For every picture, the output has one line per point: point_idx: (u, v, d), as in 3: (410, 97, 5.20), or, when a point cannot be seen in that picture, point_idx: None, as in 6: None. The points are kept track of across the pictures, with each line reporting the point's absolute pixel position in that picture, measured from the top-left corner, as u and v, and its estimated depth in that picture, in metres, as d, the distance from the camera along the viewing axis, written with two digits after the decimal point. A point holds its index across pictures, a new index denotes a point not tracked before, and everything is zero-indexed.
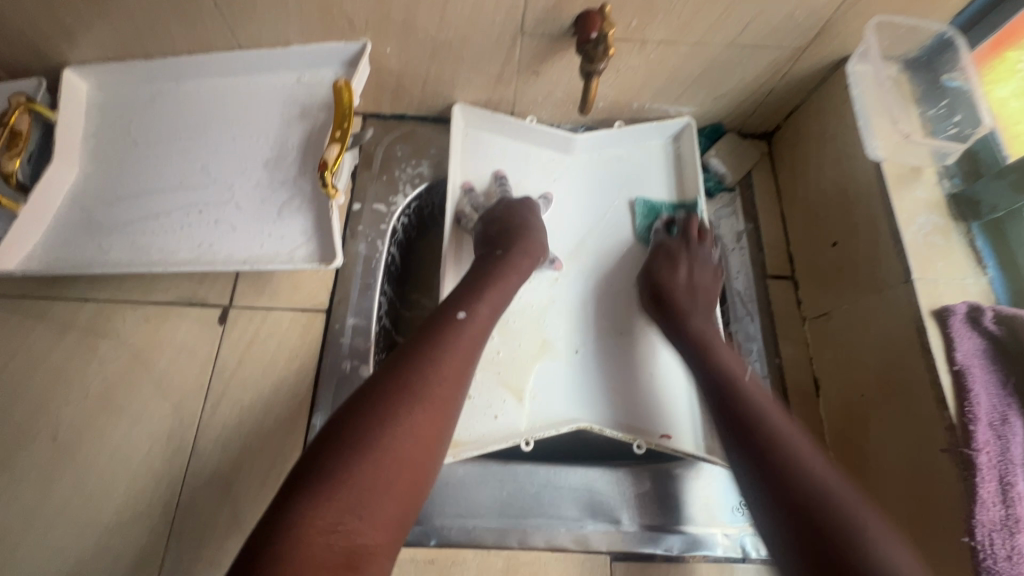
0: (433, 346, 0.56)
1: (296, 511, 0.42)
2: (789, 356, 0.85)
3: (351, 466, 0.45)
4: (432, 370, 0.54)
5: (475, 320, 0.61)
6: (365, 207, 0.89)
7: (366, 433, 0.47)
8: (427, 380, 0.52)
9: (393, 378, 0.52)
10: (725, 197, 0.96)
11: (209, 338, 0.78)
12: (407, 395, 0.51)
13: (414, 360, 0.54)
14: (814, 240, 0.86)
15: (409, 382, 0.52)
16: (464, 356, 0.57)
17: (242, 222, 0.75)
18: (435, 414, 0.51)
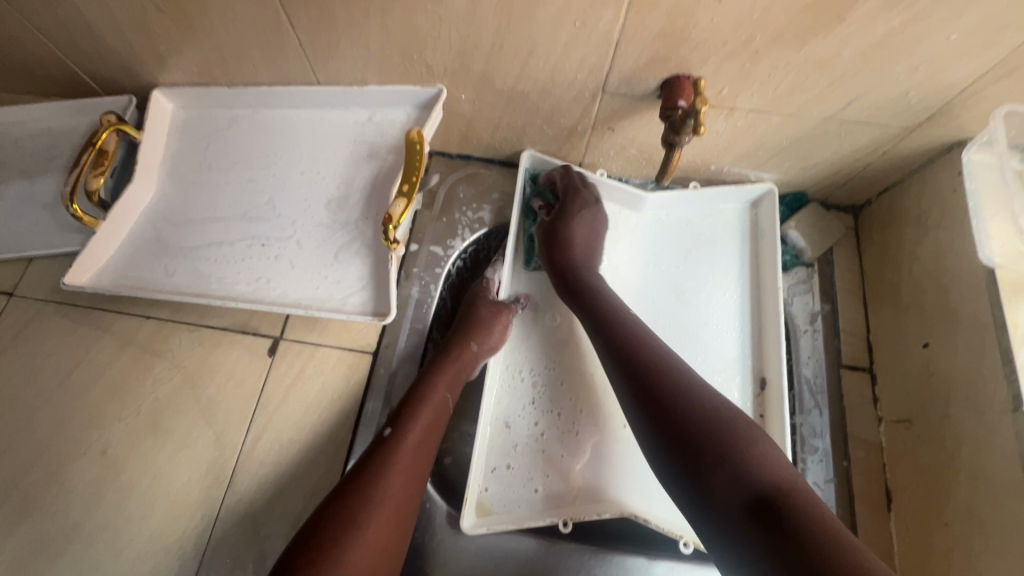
0: (363, 487, 0.56)
1: None
2: (860, 461, 0.77)
3: None
4: (356, 499, 0.55)
5: (408, 443, 0.61)
6: (422, 248, 0.88)
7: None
8: (356, 542, 0.53)
9: (314, 541, 0.52)
10: (802, 272, 0.89)
11: (257, 368, 0.79)
12: (327, 564, 0.50)
13: (340, 519, 0.54)
14: (901, 336, 0.78)
15: (330, 550, 0.51)
16: (404, 491, 0.58)
17: (301, 260, 0.75)
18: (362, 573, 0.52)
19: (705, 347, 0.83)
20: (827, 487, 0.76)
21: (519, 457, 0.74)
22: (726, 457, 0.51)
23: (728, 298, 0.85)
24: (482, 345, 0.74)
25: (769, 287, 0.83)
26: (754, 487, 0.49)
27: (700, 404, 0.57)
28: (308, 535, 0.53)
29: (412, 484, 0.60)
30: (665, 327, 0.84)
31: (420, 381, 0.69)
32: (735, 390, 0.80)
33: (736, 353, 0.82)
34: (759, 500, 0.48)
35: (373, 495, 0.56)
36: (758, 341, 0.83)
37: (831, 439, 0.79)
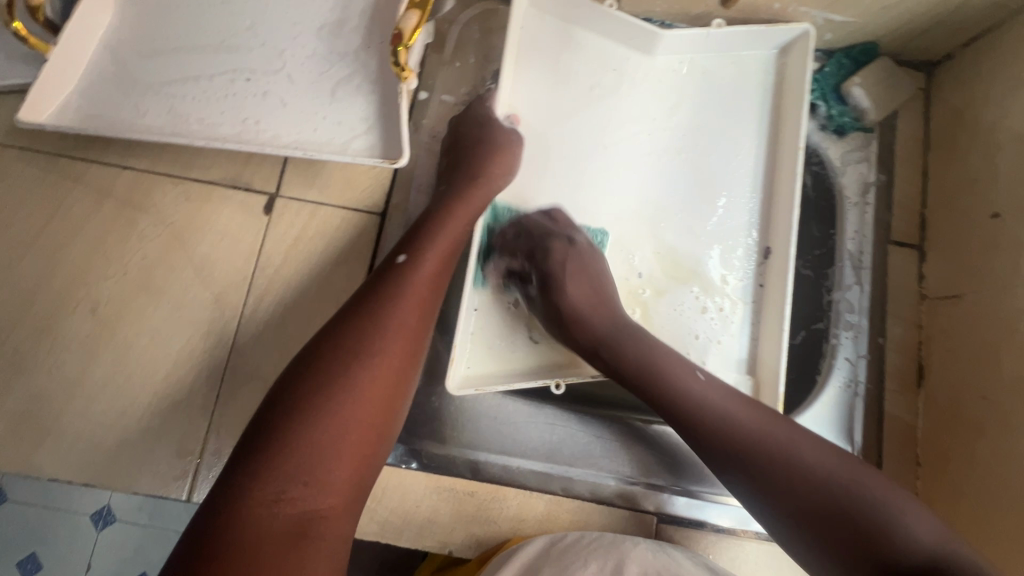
0: (370, 310, 0.49)
1: (234, 486, 0.40)
2: (896, 337, 0.74)
3: (268, 440, 0.42)
4: (366, 323, 0.48)
5: (423, 268, 0.53)
6: (432, 98, 0.77)
7: (290, 424, 0.42)
8: (372, 355, 0.46)
9: (324, 350, 0.46)
10: (859, 138, 0.79)
11: (253, 226, 0.72)
12: (338, 376, 0.44)
13: (351, 332, 0.47)
14: (964, 207, 0.71)
15: (339, 366, 0.45)
16: (416, 318, 0.51)
17: (293, 99, 0.64)
18: (379, 388, 0.46)
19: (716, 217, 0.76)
20: (859, 362, 0.74)
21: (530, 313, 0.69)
22: (791, 472, 0.48)
23: (745, 160, 0.77)
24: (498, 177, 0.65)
25: (785, 144, 0.75)
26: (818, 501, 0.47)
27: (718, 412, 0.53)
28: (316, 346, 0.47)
29: (427, 308, 0.52)
30: (683, 192, 0.77)
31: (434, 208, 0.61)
32: (743, 261, 0.75)
33: (750, 223, 0.76)
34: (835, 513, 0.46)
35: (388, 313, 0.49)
36: (766, 209, 0.76)
37: (868, 316, 0.75)
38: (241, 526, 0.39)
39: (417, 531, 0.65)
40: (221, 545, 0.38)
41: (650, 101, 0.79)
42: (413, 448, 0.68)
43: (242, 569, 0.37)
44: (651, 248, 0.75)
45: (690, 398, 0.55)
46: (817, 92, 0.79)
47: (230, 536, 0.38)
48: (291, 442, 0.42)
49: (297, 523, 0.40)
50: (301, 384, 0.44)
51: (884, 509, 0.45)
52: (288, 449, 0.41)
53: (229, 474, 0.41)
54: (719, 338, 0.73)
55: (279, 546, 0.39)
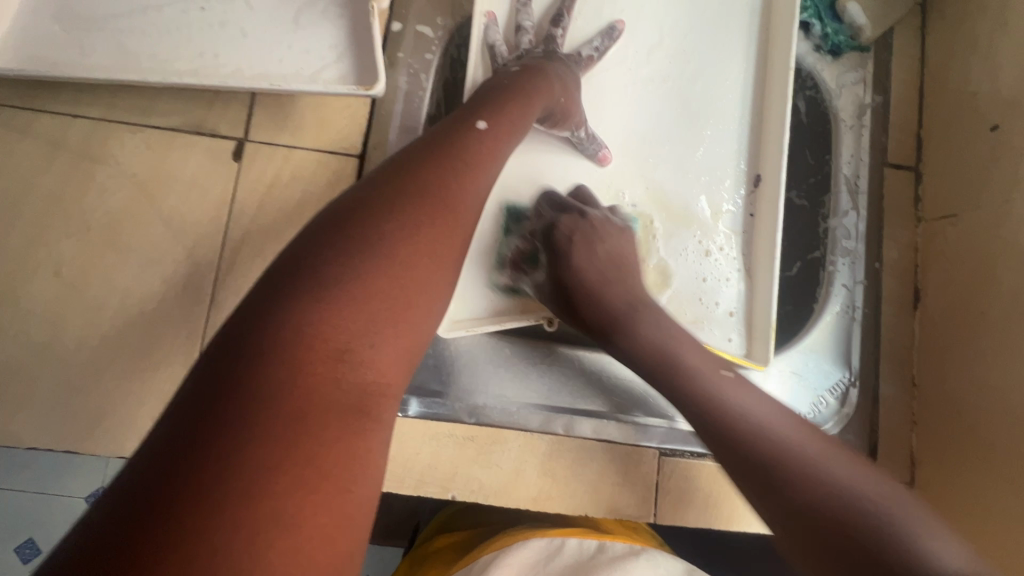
0: (450, 161, 0.43)
1: (291, 322, 0.33)
2: (893, 262, 0.73)
3: (333, 276, 0.35)
4: (449, 176, 0.42)
5: (502, 140, 0.49)
6: (407, 29, 0.72)
7: (347, 266, 0.36)
8: (437, 210, 0.40)
9: (383, 194, 0.39)
10: (855, 58, 0.76)
11: (223, 175, 0.67)
12: (403, 226, 0.38)
13: (412, 182, 0.41)
14: (962, 124, 0.69)
15: (416, 208, 0.39)
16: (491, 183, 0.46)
17: (255, 28, 0.58)
18: (446, 249, 0.40)
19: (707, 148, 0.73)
20: (857, 288, 0.73)
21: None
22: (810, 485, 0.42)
23: (737, 85, 0.74)
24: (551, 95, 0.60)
25: (778, 66, 0.72)
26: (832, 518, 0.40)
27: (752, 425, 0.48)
28: (368, 192, 0.40)
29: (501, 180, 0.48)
30: (675, 122, 0.74)
31: (490, 88, 0.55)
32: (736, 189, 0.73)
33: (743, 149, 0.73)
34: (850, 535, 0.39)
35: (454, 171, 0.43)
36: (757, 137, 0.73)
37: (865, 241, 0.73)
38: (286, 371, 0.32)
39: (419, 478, 0.64)
40: (258, 389, 0.30)
41: (636, 25, 0.74)
42: (408, 396, 0.65)
43: (288, 420, 0.30)
44: (646, 184, 0.73)
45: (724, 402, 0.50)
46: (811, 10, 0.75)
47: (268, 383, 0.31)
48: (350, 285, 0.35)
49: (354, 386, 0.33)
50: (359, 225, 0.37)
51: (901, 522, 0.39)
52: (345, 294, 0.35)
53: (263, 317, 0.33)
54: (725, 276, 0.71)
55: (329, 404, 0.32)
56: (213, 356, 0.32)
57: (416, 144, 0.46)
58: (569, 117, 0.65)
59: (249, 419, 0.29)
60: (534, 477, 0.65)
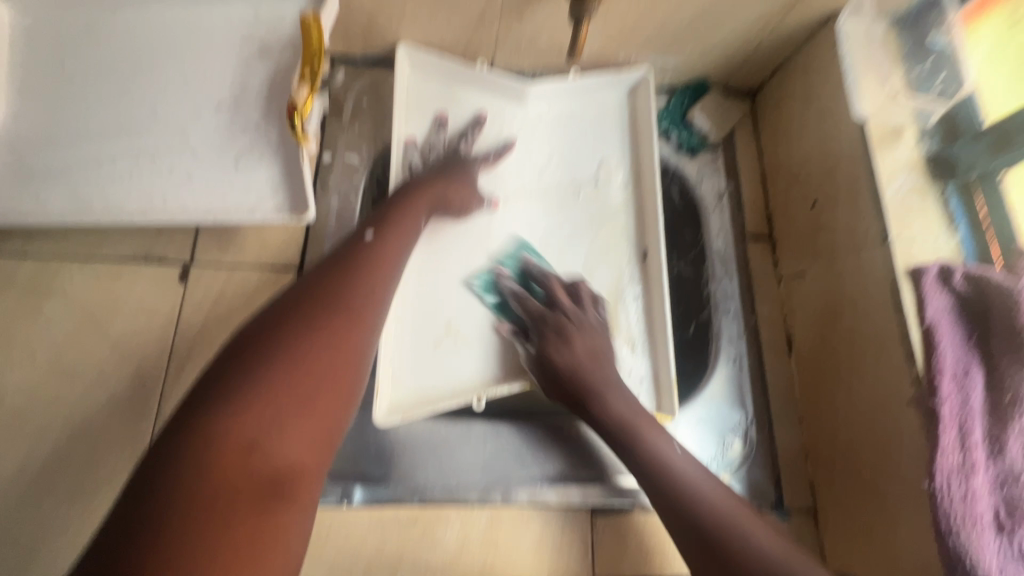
0: (342, 275, 0.55)
1: (208, 425, 0.42)
2: (765, 316, 0.87)
3: (242, 383, 0.44)
4: (342, 287, 0.54)
5: (387, 247, 0.62)
6: (336, 158, 0.84)
7: (261, 369, 0.45)
8: (337, 315, 0.51)
9: (292, 309, 0.50)
10: (708, 155, 0.95)
11: (169, 296, 0.74)
12: (307, 332, 0.48)
13: (317, 296, 0.52)
14: (794, 201, 0.86)
15: (313, 315, 0.50)
16: (382, 282, 0.58)
17: (200, 170, 0.68)
18: (348, 344, 0.50)
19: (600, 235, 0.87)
20: (740, 341, 0.85)
21: (457, 329, 0.78)
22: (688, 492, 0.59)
23: (618, 183, 0.90)
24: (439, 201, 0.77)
25: (647, 165, 0.89)
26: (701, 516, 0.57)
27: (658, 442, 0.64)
28: (279, 309, 0.50)
29: (390, 279, 0.60)
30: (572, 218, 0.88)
31: (382, 208, 0.71)
32: (629, 267, 0.86)
33: (630, 234, 0.88)
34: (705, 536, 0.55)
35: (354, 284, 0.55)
36: (640, 221, 0.88)
37: (741, 300, 0.87)
38: (201, 470, 0.40)
39: (366, 565, 0.67)
40: (186, 479, 0.39)
41: (531, 142, 0.91)
42: (353, 483, 0.70)
43: (204, 509, 0.39)
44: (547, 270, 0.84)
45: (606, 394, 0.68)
46: (667, 122, 0.94)
47: (196, 473, 0.40)
48: (262, 385, 0.45)
49: (263, 471, 0.42)
50: (271, 335, 0.47)
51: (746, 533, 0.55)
52: (258, 393, 0.44)
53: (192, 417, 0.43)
54: (631, 343, 0.82)
55: (249, 487, 0.41)
56: (146, 464, 0.41)
57: (323, 264, 0.58)
58: (470, 208, 0.83)
59: (182, 501, 0.38)
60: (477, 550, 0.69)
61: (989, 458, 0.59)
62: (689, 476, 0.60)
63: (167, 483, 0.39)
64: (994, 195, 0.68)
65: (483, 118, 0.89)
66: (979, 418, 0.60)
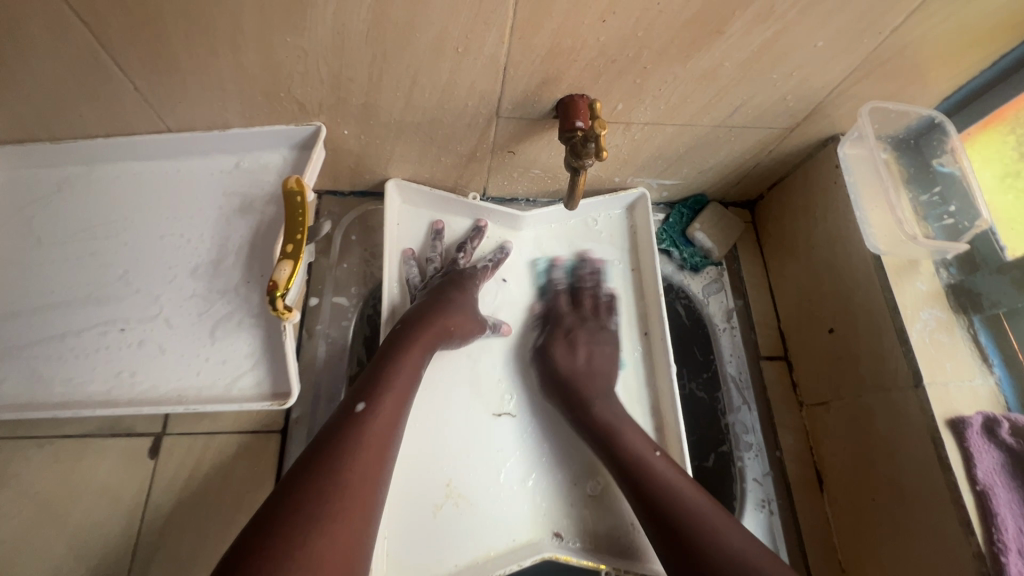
0: (328, 472, 0.49)
1: None
2: (791, 448, 0.80)
3: None
4: (329, 489, 0.48)
5: (381, 417, 0.55)
6: (324, 301, 0.79)
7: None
8: (326, 538, 0.45)
9: (272, 536, 0.44)
10: (712, 271, 0.91)
11: (137, 475, 0.66)
12: (292, 568, 0.42)
13: (299, 515, 0.46)
14: (809, 323, 0.82)
15: (295, 542, 0.44)
16: (372, 469, 0.52)
17: (174, 343, 0.63)
18: (339, 569, 0.45)
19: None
20: (766, 480, 0.78)
21: (457, 491, 0.71)
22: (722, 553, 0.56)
23: (622, 308, 0.85)
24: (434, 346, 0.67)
25: (650, 288, 0.85)
26: None
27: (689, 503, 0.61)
28: (255, 537, 0.44)
29: (382, 462, 0.53)
30: None
31: (382, 353, 0.63)
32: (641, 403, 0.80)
33: (637, 364, 0.82)
34: None
35: (341, 485, 0.49)
36: (648, 349, 0.83)
37: (762, 432, 0.81)
38: None
39: None
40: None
41: (529, 267, 0.86)
42: None
43: None
44: (551, 413, 0.77)
45: (656, 476, 0.63)
46: (668, 240, 0.91)
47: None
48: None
49: None
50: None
51: None
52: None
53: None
54: None
55: None
56: None
57: (304, 457, 0.51)
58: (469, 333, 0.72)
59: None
60: None
61: None
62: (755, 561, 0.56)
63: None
64: None
65: (483, 227, 0.85)
66: None
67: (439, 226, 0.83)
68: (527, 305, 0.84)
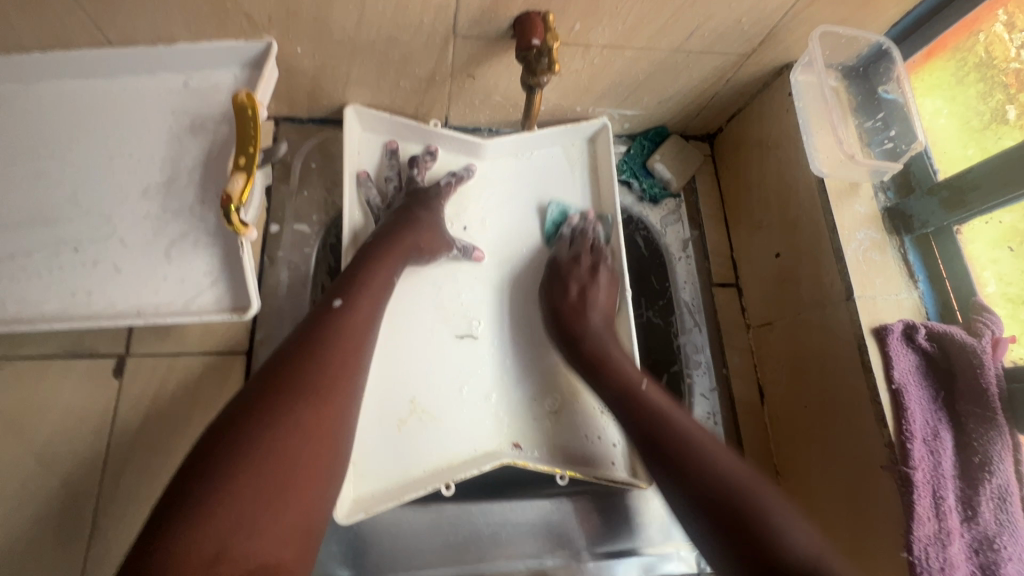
0: (308, 351, 0.51)
1: (164, 546, 0.38)
2: (736, 366, 0.86)
3: (201, 491, 0.40)
4: (309, 363, 0.49)
5: (360, 310, 0.57)
6: (285, 228, 0.79)
7: (229, 480, 0.41)
8: (310, 403, 0.47)
9: (253, 407, 0.46)
10: (671, 202, 0.94)
11: (102, 393, 0.67)
12: (278, 428, 0.45)
13: (282, 388, 0.47)
14: (759, 250, 0.86)
15: (279, 404, 0.46)
16: (351, 349, 0.53)
17: (130, 261, 0.63)
18: (322, 437, 0.46)
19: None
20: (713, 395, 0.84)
21: (422, 406, 0.74)
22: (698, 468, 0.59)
23: None
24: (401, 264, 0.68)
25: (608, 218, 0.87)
26: (726, 483, 0.57)
27: (677, 423, 0.63)
28: (241, 403, 0.46)
29: (362, 346, 0.54)
30: (536, 277, 0.84)
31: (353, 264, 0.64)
32: None
33: None
34: (729, 504, 0.56)
35: (322, 364, 0.50)
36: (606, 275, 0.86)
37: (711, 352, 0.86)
38: None
39: None
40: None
41: (492, 197, 0.87)
42: None
43: None
44: (514, 338, 0.80)
45: (619, 369, 0.70)
46: (628, 172, 0.93)
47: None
48: (232, 498, 0.40)
49: None
50: (235, 439, 0.43)
51: (774, 513, 0.54)
52: (230, 508, 0.40)
53: (153, 542, 0.38)
54: (600, 406, 0.78)
55: None
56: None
57: (283, 344, 0.52)
58: (437, 253, 0.75)
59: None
60: None
61: (963, 524, 0.60)
62: (716, 458, 0.59)
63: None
64: (951, 247, 0.69)
65: (434, 150, 0.84)
66: (950, 482, 0.61)
67: (392, 143, 0.83)
68: (491, 234, 0.85)
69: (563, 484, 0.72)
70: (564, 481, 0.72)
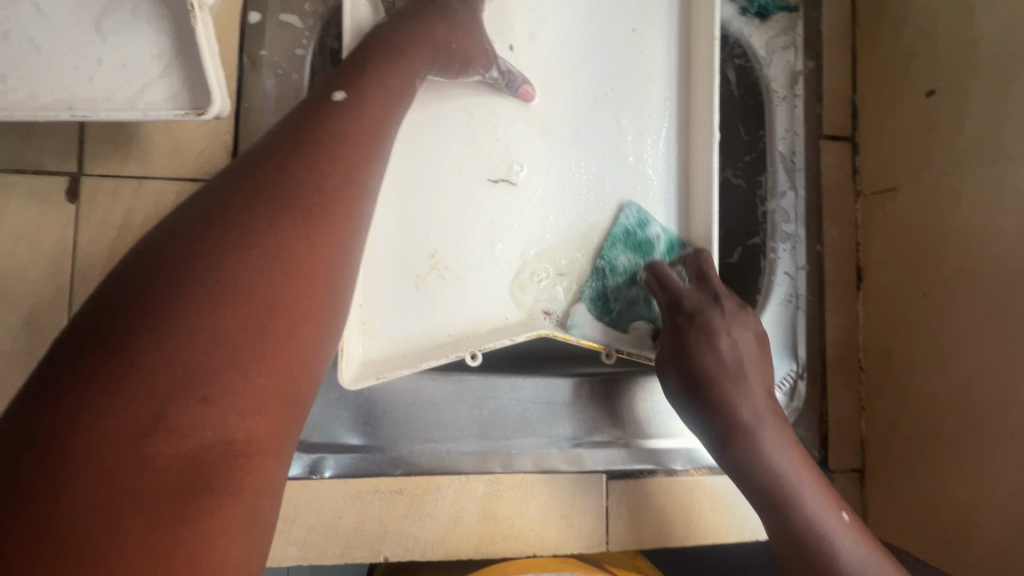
0: (291, 152, 0.35)
1: (82, 391, 0.27)
2: (835, 241, 0.69)
3: (136, 325, 0.28)
4: (292, 168, 0.35)
5: (368, 107, 0.40)
6: (268, 19, 0.60)
7: (172, 321, 0.29)
8: (293, 223, 0.33)
9: (212, 227, 0.32)
10: (783, 19, 0.70)
11: (56, 219, 0.55)
12: (246, 251, 0.31)
13: (254, 198, 0.33)
14: (900, 87, 0.64)
15: (248, 219, 0.32)
16: (353, 157, 0.37)
17: (51, 37, 0.46)
18: (310, 271, 0.33)
19: (633, 147, 0.64)
20: (800, 274, 0.69)
21: (445, 263, 0.60)
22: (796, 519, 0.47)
23: (661, 59, 0.65)
24: (423, 67, 0.49)
25: (702, 33, 0.63)
26: None
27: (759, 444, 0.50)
28: (197, 211, 0.33)
29: (369, 154, 0.39)
30: (596, 110, 0.64)
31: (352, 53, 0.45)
32: (666, 177, 0.64)
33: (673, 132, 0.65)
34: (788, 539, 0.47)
35: (310, 173, 0.35)
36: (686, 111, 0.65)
37: (805, 222, 0.69)
38: (82, 453, 0.26)
39: (344, 545, 0.57)
40: (64, 513, 0.25)
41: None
42: (324, 455, 0.59)
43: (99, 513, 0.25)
44: (563, 186, 0.63)
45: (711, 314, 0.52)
46: None
47: (87, 475, 0.26)
48: (175, 345, 0.28)
49: (187, 456, 0.27)
50: (186, 263, 0.30)
51: None
52: (176, 361, 0.28)
53: (63, 394, 0.27)
54: None
55: (160, 478, 0.26)
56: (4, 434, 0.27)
57: (260, 142, 0.37)
58: (472, 63, 0.55)
59: (64, 528, 0.25)
60: (474, 524, 0.59)
61: None
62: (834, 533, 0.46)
63: (31, 499, 0.25)
64: None
65: None
66: None
67: None
68: (542, 47, 0.64)
69: (609, 362, 0.59)
70: (611, 358, 0.58)
